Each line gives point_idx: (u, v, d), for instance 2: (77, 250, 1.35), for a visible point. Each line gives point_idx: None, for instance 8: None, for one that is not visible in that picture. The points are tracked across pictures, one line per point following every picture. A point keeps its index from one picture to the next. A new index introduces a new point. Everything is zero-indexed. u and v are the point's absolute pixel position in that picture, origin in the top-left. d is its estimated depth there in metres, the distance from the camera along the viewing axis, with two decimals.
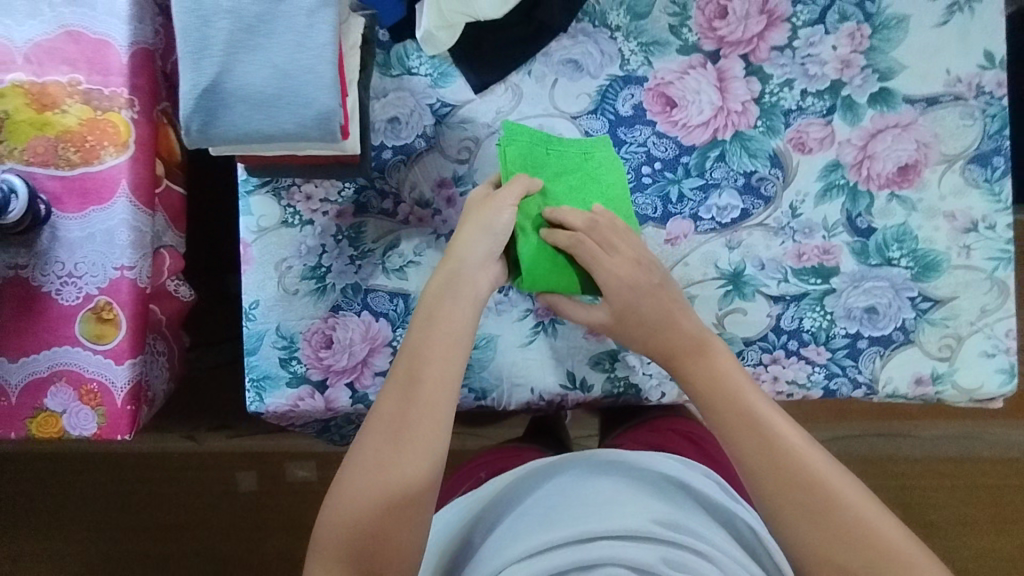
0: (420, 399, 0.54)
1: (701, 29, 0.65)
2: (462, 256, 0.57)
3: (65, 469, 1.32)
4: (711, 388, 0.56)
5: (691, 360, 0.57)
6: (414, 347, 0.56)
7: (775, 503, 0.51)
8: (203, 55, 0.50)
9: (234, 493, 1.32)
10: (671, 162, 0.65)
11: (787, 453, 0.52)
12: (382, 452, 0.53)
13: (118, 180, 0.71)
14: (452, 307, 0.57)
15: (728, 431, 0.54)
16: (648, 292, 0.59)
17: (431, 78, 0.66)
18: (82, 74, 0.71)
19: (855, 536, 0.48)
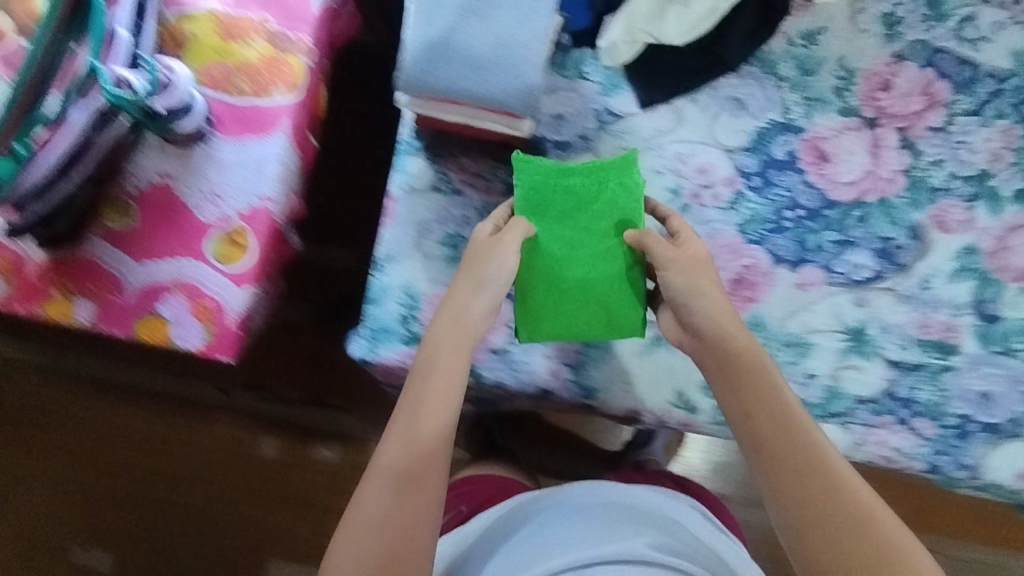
0: (417, 439, 0.55)
1: (863, 96, 0.68)
2: (466, 306, 0.60)
3: (85, 390, 1.31)
4: (753, 384, 0.55)
5: (738, 357, 0.56)
6: (416, 394, 0.57)
7: (796, 511, 0.51)
8: (435, 11, 0.53)
9: (245, 449, 1.29)
10: (814, 212, 0.68)
11: (813, 462, 0.52)
12: (382, 500, 0.53)
13: (281, 118, 0.74)
14: (448, 353, 0.58)
15: (761, 437, 0.54)
16: (709, 287, 0.58)
17: (602, 86, 0.69)
18: (273, 16, 0.75)
19: (882, 556, 0.48)
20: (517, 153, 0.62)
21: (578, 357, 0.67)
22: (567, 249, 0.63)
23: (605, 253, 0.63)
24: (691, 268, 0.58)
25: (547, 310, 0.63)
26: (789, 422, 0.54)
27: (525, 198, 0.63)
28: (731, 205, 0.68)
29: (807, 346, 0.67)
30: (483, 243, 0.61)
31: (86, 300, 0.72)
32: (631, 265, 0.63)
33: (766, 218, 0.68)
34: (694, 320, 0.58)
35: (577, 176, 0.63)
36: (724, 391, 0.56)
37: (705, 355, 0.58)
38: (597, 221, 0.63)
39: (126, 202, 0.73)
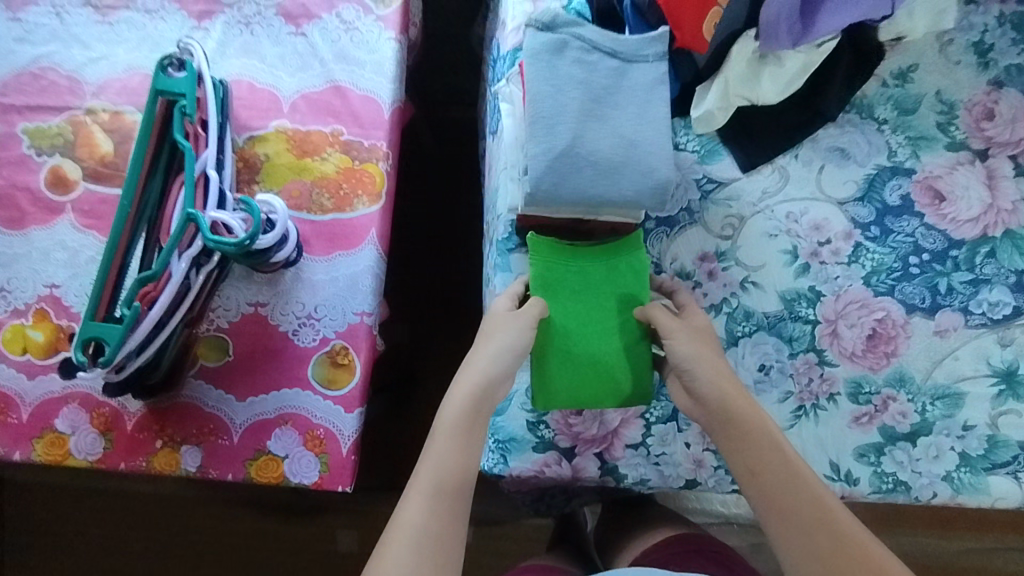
0: (443, 499, 0.52)
1: (969, 128, 0.67)
2: (481, 366, 0.57)
3: (70, 505, 1.13)
4: (748, 436, 0.55)
5: (739, 416, 0.55)
6: (439, 453, 0.54)
7: (808, 561, 0.50)
8: (557, 121, 0.52)
9: (264, 549, 1.11)
10: (940, 254, 0.65)
11: (822, 515, 0.51)
12: (406, 563, 0.49)
13: (368, 229, 0.72)
14: (474, 413, 0.56)
15: (769, 497, 0.53)
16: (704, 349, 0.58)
17: (699, 155, 0.68)
18: (345, 126, 0.75)
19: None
20: (533, 231, 0.62)
21: None
22: (576, 324, 0.61)
23: (614, 329, 0.61)
24: (697, 336, 0.59)
25: (564, 379, 0.61)
26: (795, 474, 0.53)
27: (540, 274, 0.61)
28: (852, 259, 0.65)
29: (959, 396, 0.63)
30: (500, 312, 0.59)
31: (191, 447, 0.69)
32: (636, 340, 0.62)
33: (891, 266, 0.65)
34: (698, 387, 0.57)
35: (591, 256, 0.61)
36: (731, 451, 0.55)
37: (710, 417, 0.57)
38: (601, 297, 0.62)
39: (220, 339, 0.71)
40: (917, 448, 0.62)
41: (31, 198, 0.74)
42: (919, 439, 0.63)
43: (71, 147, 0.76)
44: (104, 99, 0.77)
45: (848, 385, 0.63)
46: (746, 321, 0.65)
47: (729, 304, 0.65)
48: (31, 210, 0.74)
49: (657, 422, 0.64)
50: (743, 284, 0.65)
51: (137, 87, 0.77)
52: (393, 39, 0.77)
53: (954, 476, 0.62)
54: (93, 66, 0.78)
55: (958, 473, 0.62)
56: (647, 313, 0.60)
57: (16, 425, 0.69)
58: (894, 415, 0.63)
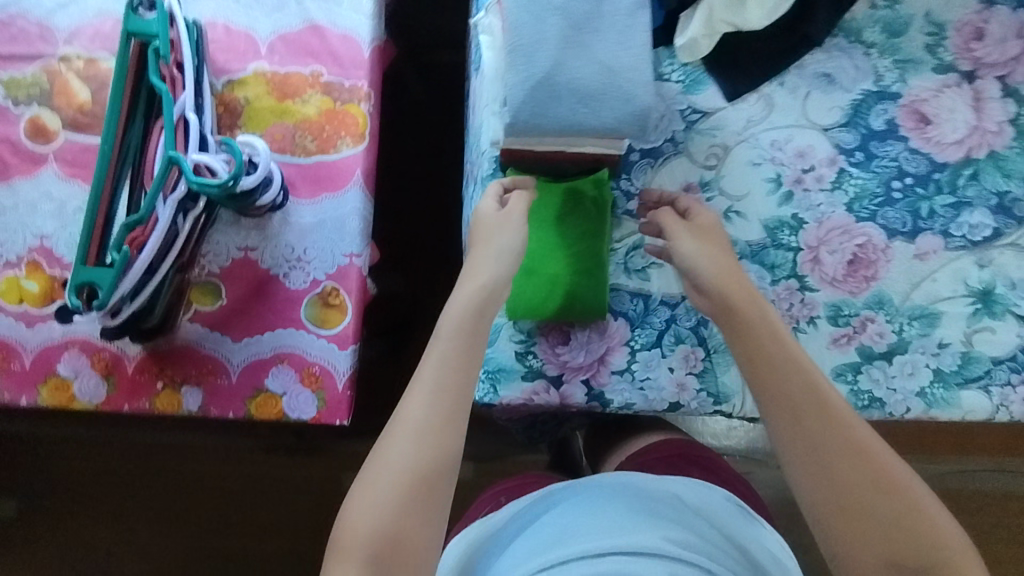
0: (444, 398, 0.52)
1: (957, 49, 0.66)
2: (485, 272, 0.57)
3: (81, 452, 1.17)
4: (758, 335, 0.55)
5: (741, 306, 0.57)
6: (442, 351, 0.54)
7: (802, 444, 0.51)
8: (537, 48, 0.51)
9: (273, 487, 1.15)
10: (924, 177, 0.65)
11: (819, 402, 0.52)
12: (404, 458, 0.50)
13: (353, 170, 0.73)
14: (479, 313, 0.56)
15: (770, 390, 0.53)
16: (709, 243, 0.60)
17: (683, 85, 0.67)
18: (325, 67, 0.74)
19: (888, 488, 0.49)
20: (508, 163, 0.63)
21: (703, 364, 0.65)
22: (543, 251, 0.64)
23: (576, 260, 0.64)
24: (702, 236, 0.60)
25: (531, 297, 0.64)
26: (794, 365, 0.54)
27: None
28: (835, 185, 0.66)
29: (935, 316, 0.64)
30: (491, 214, 0.59)
31: (192, 388, 0.71)
32: (595, 272, 0.64)
33: (873, 192, 0.66)
34: (705, 281, 0.58)
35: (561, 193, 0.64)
36: (732, 338, 0.57)
37: (713, 307, 0.58)
38: (565, 229, 0.64)
39: (212, 283, 0.72)
40: (893, 366, 0.64)
41: (12, 149, 0.74)
42: (895, 357, 0.64)
43: (47, 96, 0.75)
44: (77, 46, 0.75)
45: (828, 308, 0.65)
46: None
47: None
48: (14, 162, 0.74)
49: (641, 349, 0.66)
50: (727, 214, 0.66)
51: (109, 32, 0.76)
52: None
53: (928, 392, 0.64)
54: (63, 12, 0.76)
55: (932, 388, 0.64)
56: (656, 221, 0.62)
57: (20, 372, 0.71)
58: (871, 335, 0.65)
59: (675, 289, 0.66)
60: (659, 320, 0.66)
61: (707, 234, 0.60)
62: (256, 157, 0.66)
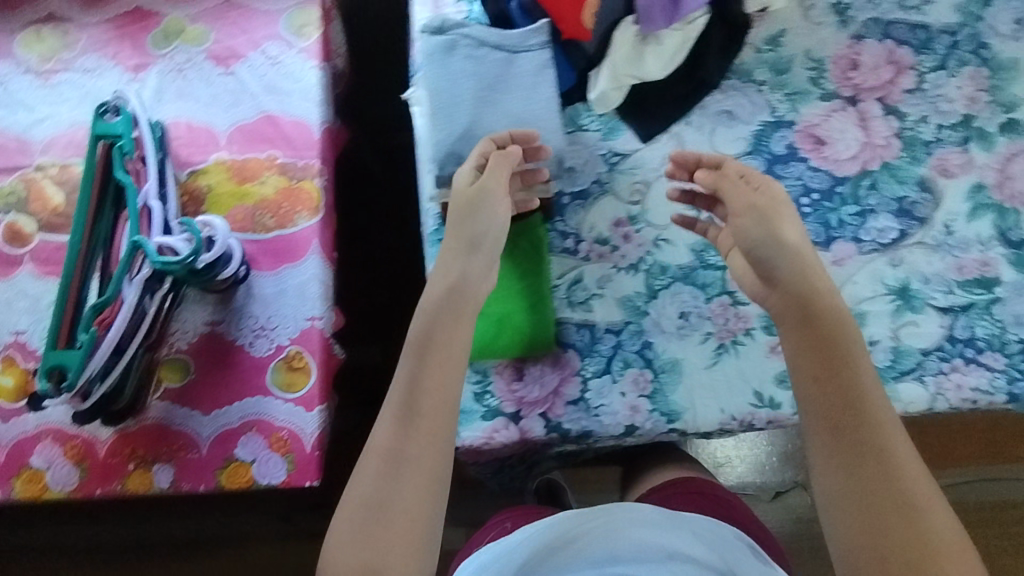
0: (418, 425, 0.54)
1: (838, 79, 0.74)
2: (459, 270, 0.57)
3: (57, 561, 1.13)
4: (834, 359, 0.58)
5: (820, 323, 0.60)
6: (410, 373, 0.55)
7: (840, 473, 0.55)
8: (455, 109, 0.59)
9: None
10: (828, 191, 0.72)
11: (871, 438, 0.55)
12: (378, 485, 0.52)
13: (310, 240, 0.78)
14: (449, 327, 0.57)
15: (830, 414, 0.57)
16: (781, 227, 0.62)
17: (601, 133, 0.75)
18: (280, 150, 0.81)
19: (915, 532, 0.53)
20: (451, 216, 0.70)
21: (653, 385, 0.68)
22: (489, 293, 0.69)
23: (520, 297, 0.69)
24: (765, 217, 0.63)
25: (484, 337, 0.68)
26: (857, 398, 0.57)
27: None
28: None
29: (862, 315, 0.69)
30: (464, 191, 0.58)
31: (164, 465, 0.72)
32: (539, 305, 0.69)
33: None
34: (778, 274, 0.62)
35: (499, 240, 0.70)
36: (802, 355, 0.59)
37: (784, 310, 0.61)
38: (507, 270, 0.70)
39: (181, 359, 0.75)
40: None
41: None
42: None
43: (24, 202, 0.81)
44: (52, 155, 0.82)
45: (761, 319, 0.69)
46: (663, 275, 0.71)
47: (644, 261, 0.71)
48: None
49: (593, 377, 0.69)
50: (656, 242, 0.72)
51: (82, 140, 0.83)
52: (316, 67, 0.84)
53: None
54: (39, 127, 0.83)
55: None
56: (717, 187, 0.66)
57: None
58: None
59: (617, 316, 0.70)
60: (606, 347, 0.70)
61: (774, 212, 0.63)
62: (213, 234, 0.71)
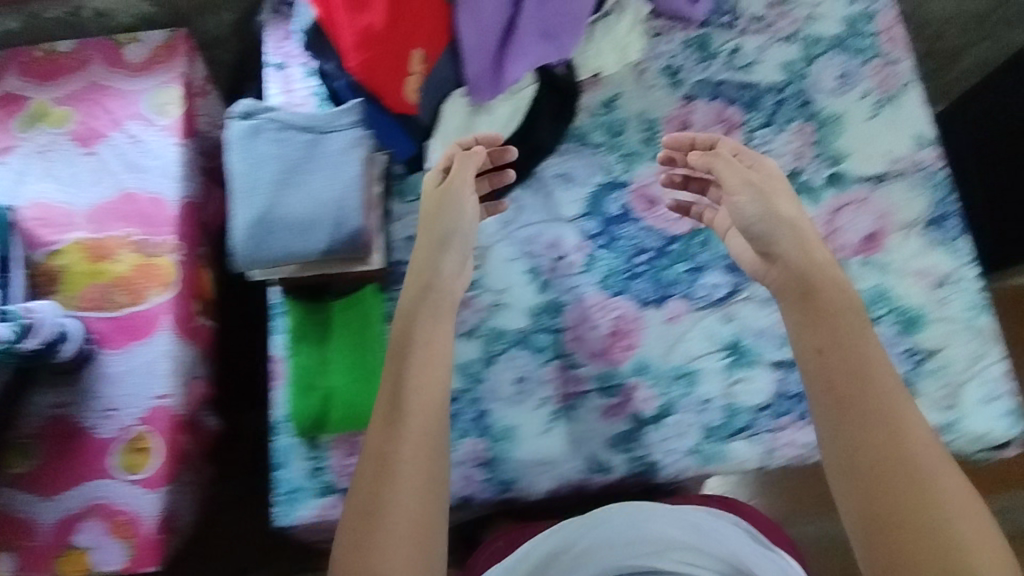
0: (410, 423, 0.54)
1: (670, 139, 0.76)
2: (434, 268, 0.62)
3: None
4: (834, 322, 0.55)
5: (820, 295, 0.56)
6: (397, 373, 0.57)
7: (849, 444, 0.50)
8: (254, 194, 0.60)
9: None
10: (662, 250, 0.72)
11: (884, 409, 0.50)
12: (369, 481, 0.52)
13: (161, 317, 0.79)
14: (428, 325, 0.60)
15: (829, 376, 0.53)
16: (778, 198, 0.60)
17: None
18: (136, 228, 0.82)
19: (926, 511, 0.46)
20: (284, 289, 0.70)
21: (487, 454, 0.68)
22: (317, 368, 0.69)
23: (348, 370, 0.69)
24: (762, 193, 0.60)
25: (314, 413, 0.68)
26: (862, 370, 0.52)
27: (293, 328, 0.70)
28: (585, 268, 0.73)
29: (694, 374, 0.69)
30: (434, 198, 0.65)
31: (5, 554, 0.72)
32: (368, 378, 0.69)
33: (621, 269, 0.72)
34: (776, 251, 0.59)
35: (328, 314, 0.70)
36: (804, 321, 0.56)
37: (782, 286, 0.58)
38: (337, 344, 0.69)
39: (26, 444, 0.75)
40: (664, 429, 0.68)
41: None
42: (666, 419, 0.68)
43: None
44: None
45: (596, 381, 0.69)
46: (499, 340, 0.71)
47: (481, 327, 0.72)
48: None
49: None
50: (493, 307, 0.72)
51: None
52: (176, 144, 0.85)
53: (702, 448, 0.67)
54: None
55: (705, 444, 0.67)
56: (710, 165, 0.62)
57: None
58: (640, 401, 0.69)
59: (454, 385, 0.70)
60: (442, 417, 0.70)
61: (778, 186, 0.60)
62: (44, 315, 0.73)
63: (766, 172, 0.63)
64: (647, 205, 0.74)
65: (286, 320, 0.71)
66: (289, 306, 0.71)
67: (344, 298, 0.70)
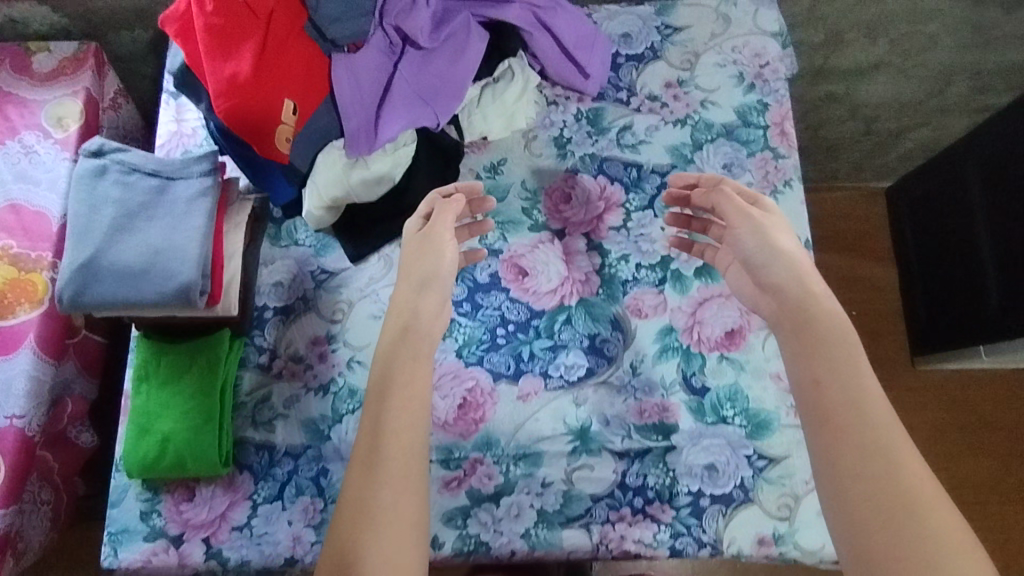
0: (391, 467, 0.54)
1: (548, 211, 0.76)
2: (416, 308, 0.62)
3: None
4: (829, 352, 0.55)
5: (815, 326, 0.56)
6: (375, 414, 0.56)
7: (847, 480, 0.50)
8: (86, 236, 0.59)
9: None
10: (523, 324, 0.72)
11: (879, 443, 0.50)
12: (350, 513, 0.52)
13: (25, 334, 0.79)
14: (409, 364, 0.59)
15: (825, 408, 0.53)
16: (777, 234, 0.60)
17: (315, 249, 0.76)
18: (15, 240, 0.82)
19: (925, 547, 0.46)
20: (138, 325, 0.70)
21: (319, 515, 0.67)
22: (157, 411, 0.68)
23: (185, 417, 0.67)
24: (761, 229, 0.60)
25: (146, 457, 0.67)
26: (859, 402, 0.52)
27: (138, 369, 0.69)
28: (446, 334, 0.72)
29: (537, 456, 0.68)
30: (415, 241, 0.65)
31: None
32: (203, 427, 0.67)
33: (480, 339, 0.72)
34: (772, 282, 0.59)
35: (174, 357, 0.69)
36: (800, 352, 0.56)
37: (781, 317, 0.58)
38: (179, 388, 0.68)
39: None
40: (500, 508, 0.66)
41: None
42: (502, 499, 0.67)
43: None
44: None
45: (439, 452, 0.68)
46: (350, 399, 0.70)
47: (335, 383, 0.71)
48: None
49: (263, 502, 0.68)
50: (349, 364, 0.71)
51: None
52: (68, 160, 0.85)
53: (532, 533, 0.66)
54: None
55: (536, 529, 0.66)
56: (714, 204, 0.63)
57: None
58: (480, 477, 0.67)
59: (298, 440, 0.70)
60: (281, 472, 0.69)
61: (778, 226, 0.61)
62: None
63: (768, 210, 0.63)
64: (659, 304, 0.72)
65: (134, 359, 0.70)
66: (138, 346, 0.70)
67: (193, 341, 0.70)
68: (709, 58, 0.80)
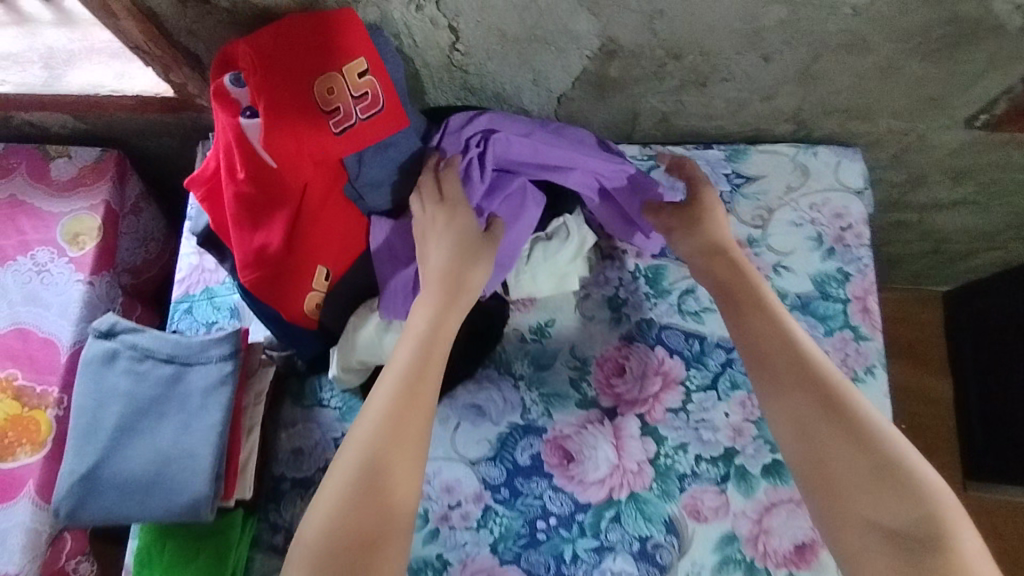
0: (408, 428, 0.52)
1: (599, 384, 0.68)
2: (462, 292, 0.58)
3: None
4: (750, 307, 0.60)
5: (741, 286, 0.62)
6: (404, 373, 0.54)
7: (795, 435, 0.52)
8: (88, 441, 0.54)
9: None
10: (567, 518, 0.64)
11: (809, 377, 0.54)
12: (363, 446, 0.50)
13: (24, 480, 0.72)
14: (442, 322, 0.57)
15: (759, 360, 0.57)
16: (705, 220, 0.66)
17: (339, 411, 0.68)
18: (21, 370, 0.75)
19: (870, 467, 0.49)
20: None
21: None
22: None
23: None
24: (691, 217, 0.66)
25: None
26: (787, 347, 0.56)
27: (141, 552, 0.63)
28: (480, 524, 0.64)
29: None
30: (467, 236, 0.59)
31: None
32: None
33: (518, 532, 0.64)
34: (689, 255, 0.66)
35: (182, 543, 0.63)
36: (731, 315, 0.61)
37: (715, 284, 0.63)
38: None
39: None
40: None
41: None
42: None
43: None
44: None
45: None
46: None
47: None
48: None
49: None
50: None
51: None
52: (81, 283, 0.79)
53: None
54: None
55: None
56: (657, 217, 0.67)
57: None
58: None
59: None
60: None
61: (707, 216, 0.67)
62: None
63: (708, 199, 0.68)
64: (720, 507, 0.64)
65: (138, 538, 0.63)
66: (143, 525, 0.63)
67: (204, 526, 0.63)
68: (783, 215, 0.71)
